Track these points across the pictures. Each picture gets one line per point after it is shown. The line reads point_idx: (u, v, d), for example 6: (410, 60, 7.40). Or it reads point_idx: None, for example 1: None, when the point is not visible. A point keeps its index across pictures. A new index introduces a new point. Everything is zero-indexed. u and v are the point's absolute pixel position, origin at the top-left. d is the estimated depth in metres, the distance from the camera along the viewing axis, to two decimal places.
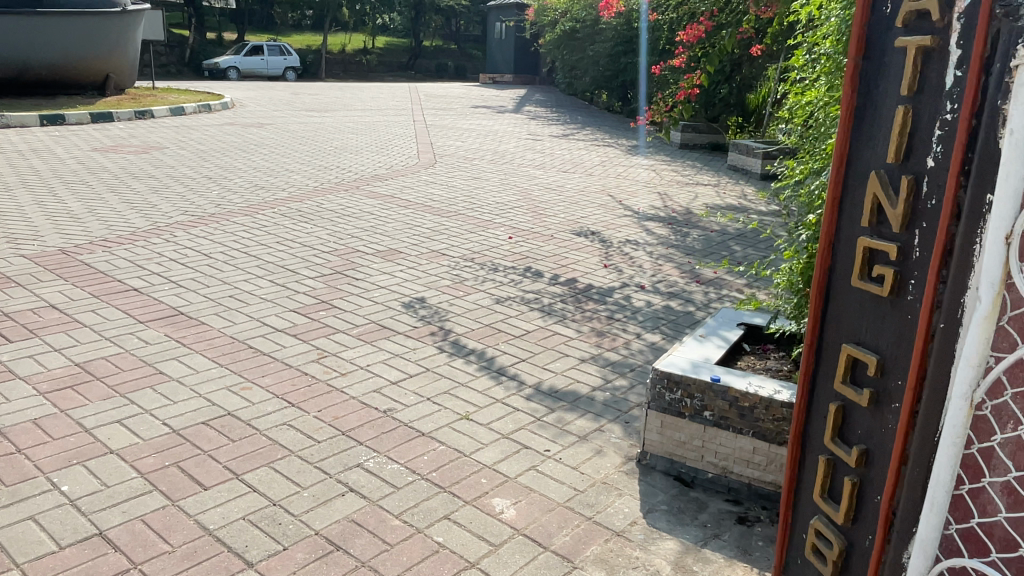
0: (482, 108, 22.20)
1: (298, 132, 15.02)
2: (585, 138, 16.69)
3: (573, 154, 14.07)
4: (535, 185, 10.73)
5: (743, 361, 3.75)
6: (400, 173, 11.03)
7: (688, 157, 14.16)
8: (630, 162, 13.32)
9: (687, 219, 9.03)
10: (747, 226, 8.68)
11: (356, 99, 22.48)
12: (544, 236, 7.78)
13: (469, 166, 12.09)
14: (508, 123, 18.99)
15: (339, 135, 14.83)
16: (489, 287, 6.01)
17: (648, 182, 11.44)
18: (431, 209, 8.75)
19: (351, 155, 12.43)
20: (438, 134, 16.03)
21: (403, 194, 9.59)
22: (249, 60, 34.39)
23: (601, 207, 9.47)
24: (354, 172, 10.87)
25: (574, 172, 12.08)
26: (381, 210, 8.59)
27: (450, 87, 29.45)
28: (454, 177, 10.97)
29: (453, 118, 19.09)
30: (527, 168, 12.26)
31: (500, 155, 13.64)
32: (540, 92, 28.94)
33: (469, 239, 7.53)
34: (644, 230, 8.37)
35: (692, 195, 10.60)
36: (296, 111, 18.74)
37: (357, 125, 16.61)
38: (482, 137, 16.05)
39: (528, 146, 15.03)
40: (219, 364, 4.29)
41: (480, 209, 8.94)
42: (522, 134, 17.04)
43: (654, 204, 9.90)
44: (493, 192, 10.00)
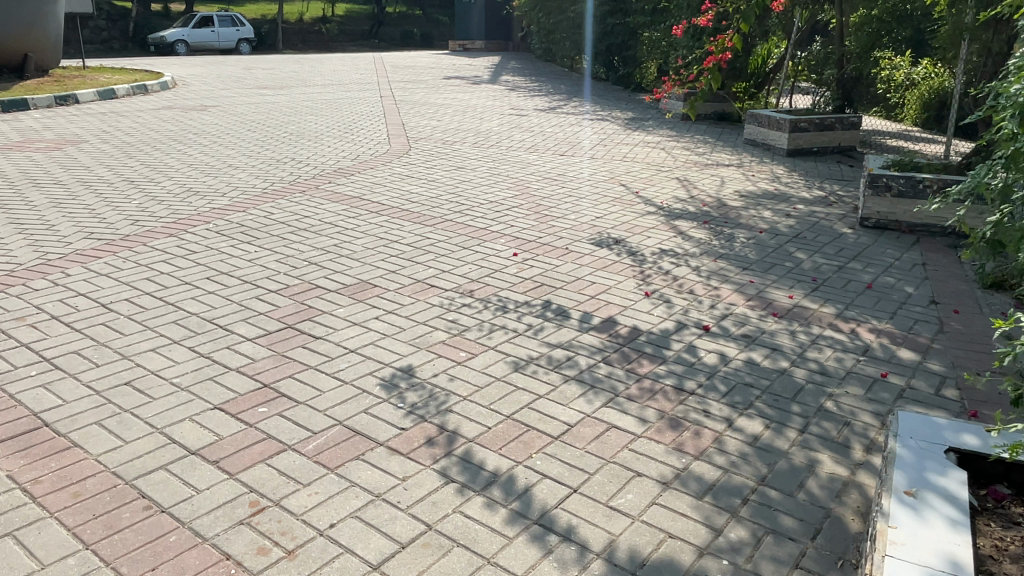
0: (456, 79, 20.23)
1: (248, 115, 13.03)
2: (576, 111, 14.94)
3: (567, 132, 12.34)
4: (530, 175, 9.00)
5: (985, 539, 2.26)
6: (369, 165, 9.26)
7: (697, 131, 12.53)
8: (632, 140, 11.66)
9: (722, 215, 7.42)
10: (798, 222, 7.11)
11: (316, 73, 20.35)
12: (557, 251, 6.13)
13: (450, 152, 10.31)
14: (486, 96, 17.12)
15: (295, 117, 12.88)
16: (502, 343, 4.35)
17: (660, 166, 9.81)
18: (410, 216, 7.01)
19: (310, 143, 10.59)
20: (410, 112, 14.16)
21: (373, 194, 7.82)
22: (198, 33, 31.69)
23: (616, 202, 7.83)
24: (313, 167, 9.04)
25: (573, 156, 10.37)
26: (348, 220, 6.84)
27: (418, 56, 27.30)
28: (433, 168, 9.20)
29: (425, 92, 17.17)
30: (518, 152, 10.53)
31: (484, 136, 11.86)
32: (515, 59, 27.00)
33: (464, 259, 5.83)
34: (677, 233, 6.75)
35: (717, 181, 8.99)
36: (247, 90, 16.65)
37: (317, 105, 14.63)
38: (460, 114, 14.23)
39: (513, 123, 13.28)
40: (79, 548, 2.63)
41: (472, 213, 7.22)
42: (505, 109, 15.23)
43: (677, 193, 8.28)
44: (483, 188, 8.27)
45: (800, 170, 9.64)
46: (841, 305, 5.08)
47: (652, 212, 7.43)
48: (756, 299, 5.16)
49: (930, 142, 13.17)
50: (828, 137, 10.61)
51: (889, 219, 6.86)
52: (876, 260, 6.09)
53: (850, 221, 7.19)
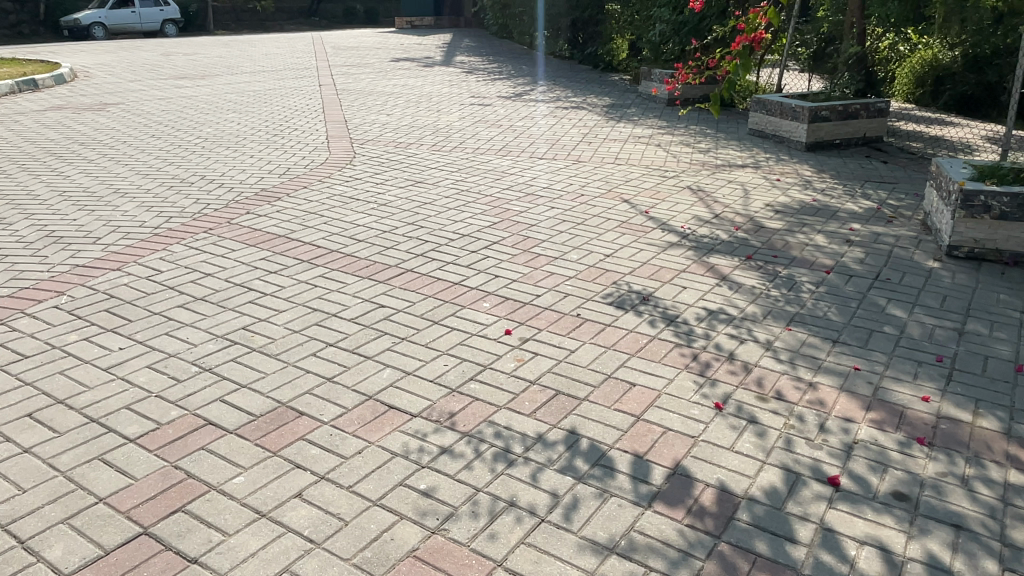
0: (405, 61, 18.08)
1: (156, 115, 10.81)
2: (546, 99, 13.09)
3: (540, 126, 10.51)
4: (507, 192, 7.17)
5: None
6: (301, 182, 7.33)
7: (690, 120, 10.84)
8: (619, 134, 9.92)
9: (764, 244, 5.74)
10: (867, 254, 5.48)
11: (245, 58, 17.91)
12: (566, 321, 4.35)
13: (403, 159, 8.39)
14: (441, 81, 15.11)
15: (214, 116, 10.73)
16: (517, 546, 2.58)
17: (662, 170, 8.08)
18: (354, 267, 5.12)
19: (228, 151, 8.56)
20: (354, 104, 12.11)
21: (304, 230, 5.90)
22: (116, 14, 28.58)
23: (625, 228, 6.09)
24: (226, 189, 7.03)
25: (555, 158, 8.55)
26: (266, 277, 4.92)
27: (361, 35, 24.94)
28: (383, 186, 7.28)
29: (371, 79, 15.04)
30: (487, 155, 8.67)
31: (443, 134, 9.94)
32: (469, 37, 24.95)
33: (435, 346, 4.01)
34: (719, 279, 5.03)
35: (737, 190, 7.31)
36: (161, 80, 14.26)
37: (242, 99, 12.42)
38: (413, 104, 12.27)
39: (476, 115, 11.40)
40: None
41: (437, 256, 5.37)
42: (464, 97, 13.28)
43: (696, 211, 6.56)
44: (450, 213, 6.42)
45: (828, 171, 8.03)
46: (1003, 414, 3.45)
47: (676, 245, 5.69)
48: (878, 407, 3.48)
49: (942, 124, 11.72)
50: (851, 127, 9.07)
51: (987, 247, 5.28)
52: (996, 314, 4.50)
53: (930, 248, 5.60)
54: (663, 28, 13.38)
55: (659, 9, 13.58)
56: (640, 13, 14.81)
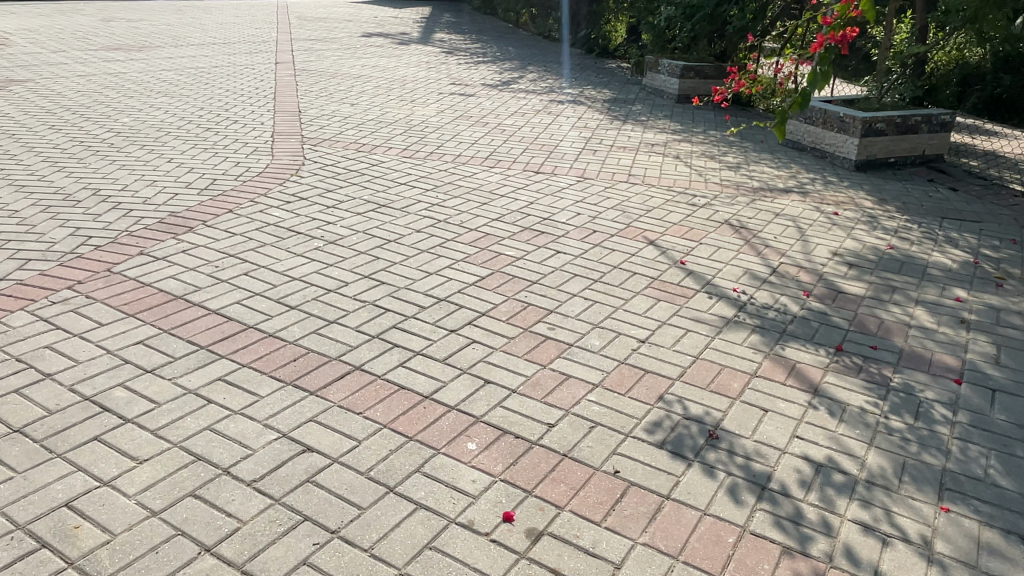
0: (377, 37, 16.14)
1: (67, 98, 8.89)
2: (537, 90, 11.38)
3: (533, 126, 8.85)
4: (495, 222, 5.54)
5: None
6: (226, 202, 5.61)
7: (708, 125, 9.26)
8: (628, 141, 8.30)
9: (852, 322, 4.22)
10: (997, 347, 4.00)
11: (195, 27, 15.78)
12: (597, 490, 2.82)
13: (364, 169, 6.70)
14: (418, 63, 13.29)
15: (139, 101, 8.86)
16: None
17: (689, 194, 6.50)
18: (273, 362, 3.61)
19: (142, 152, 6.77)
20: (313, 88, 10.29)
21: (212, 285, 4.25)
22: None
23: (660, 289, 4.53)
24: (123, 211, 5.31)
25: (555, 173, 6.92)
26: (131, 383, 3.39)
27: (332, 4, 22.77)
28: (334, 210, 5.60)
29: (336, 57, 13.14)
30: (471, 166, 7.01)
31: (417, 133, 8.22)
32: (450, 11, 22.94)
33: (386, 551, 2.54)
34: (812, 391, 3.49)
35: (789, 228, 5.77)
36: (90, 51, 12.24)
37: (179, 77, 10.50)
38: (383, 91, 10.48)
39: (458, 107, 9.68)
40: None
41: (400, 340, 3.83)
42: (443, 83, 11.50)
43: (747, 263, 5.01)
44: (421, 259, 4.80)
45: (892, 202, 6.52)
46: None
47: (734, 322, 4.13)
48: None
49: (992, 134, 10.25)
50: (908, 142, 7.56)
51: None
52: None
53: None
54: (672, 14, 11.66)
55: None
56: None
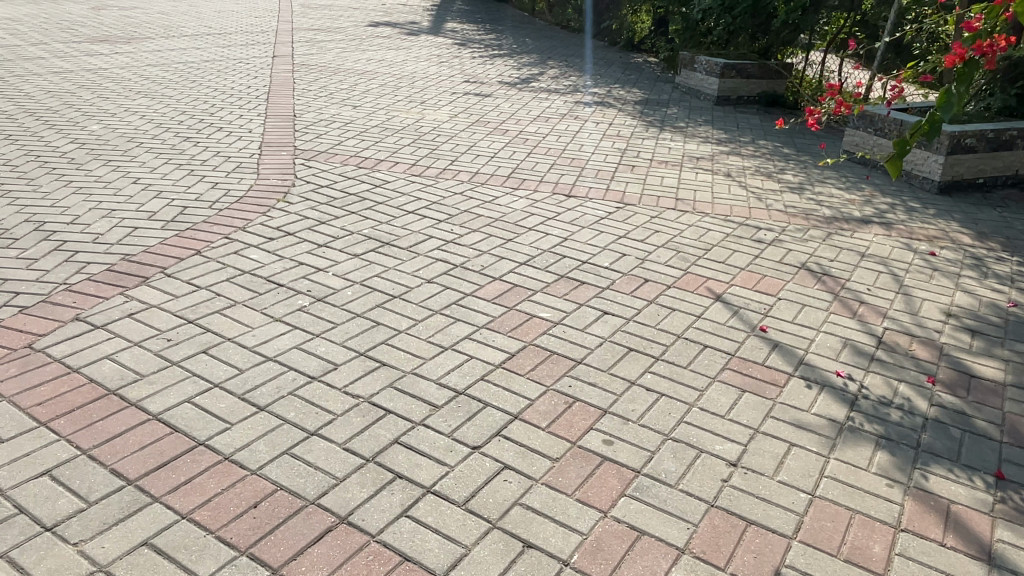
0: (384, 27, 15.07)
1: (31, 94, 7.83)
2: (560, 89, 10.32)
3: (560, 135, 7.80)
4: (522, 269, 4.53)
5: None
6: (195, 240, 4.59)
7: (755, 135, 8.19)
8: (669, 154, 7.25)
9: (1003, 430, 3.20)
10: None
11: (190, 15, 14.68)
12: None
13: (366, 192, 5.69)
14: (429, 57, 12.21)
15: (112, 99, 7.82)
16: None
17: (753, 226, 5.46)
18: (223, 516, 2.47)
19: (105, 170, 5.76)
20: (312, 87, 9.25)
21: (158, 371, 3.24)
22: None
23: (742, 372, 3.52)
24: (64, 254, 4.31)
25: (589, 198, 5.89)
26: (17, 557, 2.30)
27: None
28: (326, 251, 4.59)
29: (339, 50, 12.08)
30: (491, 187, 5.98)
31: (427, 143, 7.19)
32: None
33: None
34: (985, 559, 2.49)
35: (880, 275, 4.73)
36: (69, 39, 11.16)
37: (164, 72, 9.44)
38: (390, 90, 9.44)
39: (473, 111, 8.64)
40: None
41: (405, 468, 2.73)
42: (455, 80, 10.45)
43: (843, 329, 3.99)
44: (432, 325, 3.80)
45: (994, 237, 5.47)
46: None
47: (852, 432, 3.12)
48: None
49: None
50: (1001, 161, 6.47)
51: None
52: None
53: None
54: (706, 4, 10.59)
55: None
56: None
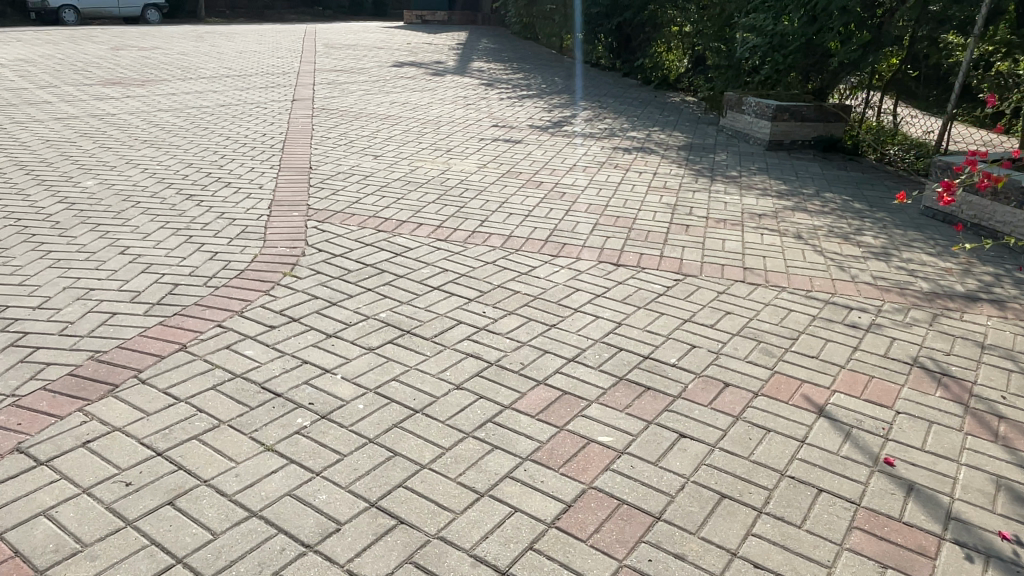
0: (409, 67, 14.57)
1: (28, 143, 7.25)
2: (596, 133, 9.61)
3: (602, 188, 7.04)
4: (570, 367, 3.71)
5: None
6: (182, 330, 3.86)
7: (818, 187, 7.38)
8: (727, 211, 6.45)
9: None
10: None
11: (211, 56, 14.31)
12: None
13: (386, 261, 4.95)
14: (456, 99, 11.61)
15: (115, 148, 7.21)
16: None
17: (841, 305, 4.63)
18: None
19: (92, 235, 5.09)
20: (332, 134, 8.62)
21: (107, 535, 2.47)
22: None
23: (877, 533, 2.68)
24: (22, 351, 3.59)
25: (642, 267, 5.10)
26: None
27: (362, 30, 21.53)
28: (335, 343, 3.83)
29: (361, 92, 11.52)
30: (528, 255, 5.22)
31: (455, 199, 6.47)
32: (488, 37, 21.46)
33: None
34: None
35: (1012, 375, 3.85)
36: (81, 81, 10.70)
37: (175, 117, 8.87)
38: (415, 136, 8.80)
39: (505, 159, 7.94)
40: None
41: None
42: (483, 125, 9.78)
43: (989, 461, 3.14)
44: (462, 456, 2.96)
45: None
46: None
47: None
48: None
49: None
50: None
51: None
52: None
53: None
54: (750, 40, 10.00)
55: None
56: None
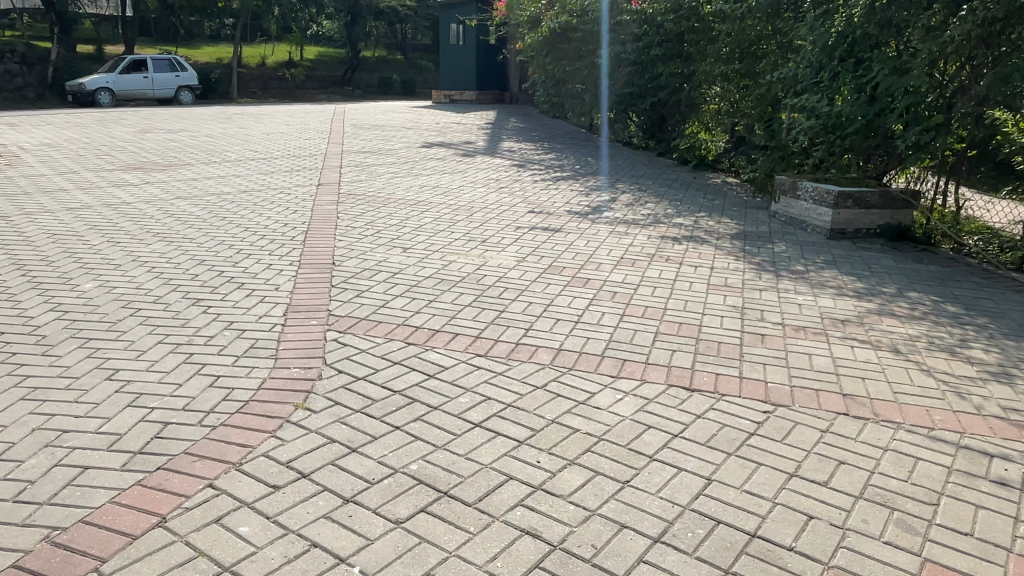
0: (438, 148, 14.26)
1: (33, 237, 6.73)
2: (640, 218, 8.95)
3: (656, 285, 6.27)
4: (658, 554, 2.82)
5: None
6: (165, 492, 3.09)
7: (900, 285, 6.56)
8: (805, 315, 5.63)
9: None
10: None
11: (239, 138, 14.13)
12: None
13: (417, 386, 4.16)
14: (488, 182, 11.12)
15: (124, 243, 6.65)
16: None
17: (979, 453, 3.73)
18: None
19: (80, 353, 4.41)
20: (359, 222, 8.04)
21: None
22: (126, 79, 24.86)
23: None
24: None
25: (722, 393, 4.25)
26: None
27: (391, 110, 21.63)
28: (353, 513, 3.00)
29: (389, 176, 11.07)
30: (583, 376, 4.41)
31: (495, 301, 5.74)
32: (516, 115, 21.42)
33: None
34: None
35: None
36: (103, 166, 10.37)
37: (194, 204, 8.39)
38: (447, 224, 8.20)
39: (546, 251, 7.25)
40: None
41: None
42: (519, 210, 9.18)
43: None
44: None
45: None
46: None
47: None
48: None
49: None
50: None
51: None
52: None
53: None
54: (800, 120, 9.47)
55: (807, 51, 9.32)
56: (787, 52, 10.12)
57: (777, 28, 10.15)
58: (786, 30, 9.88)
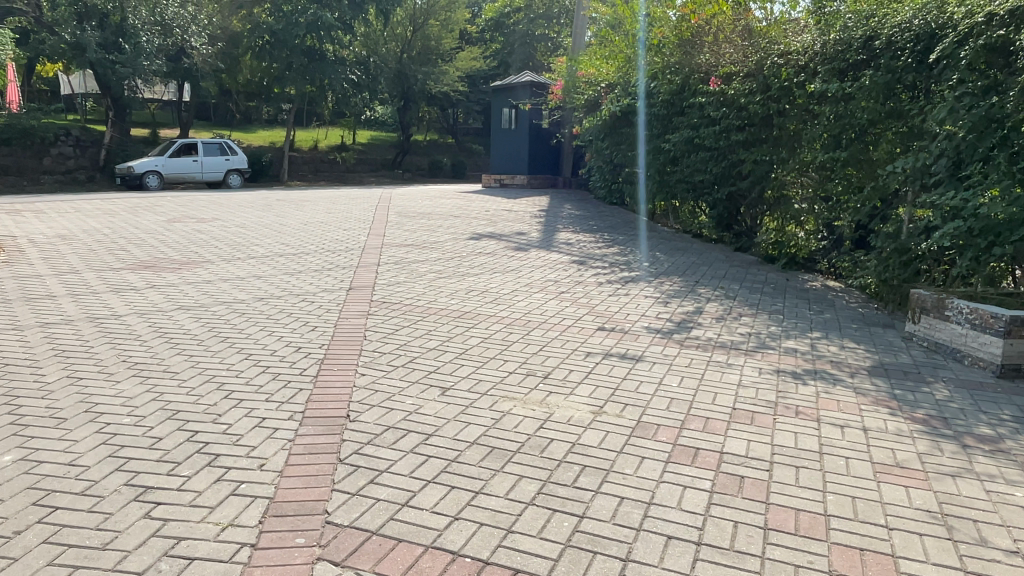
0: (488, 240, 12.85)
1: None
2: (740, 341, 7.14)
3: (796, 461, 4.42)
4: None
5: None
6: None
7: None
8: None
9: None
10: None
11: (274, 228, 13.00)
12: None
13: None
14: (547, 285, 9.50)
15: (85, 380, 5.16)
16: None
17: None
18: None
19: None
20: (391, 345, 6.43)
21: None
22: (175, 163, 24.61)
23: None
24: None
25: None
26: None
27: (440, 195, 20.58)
28: None
29: (432, 277, 9.56)
30: None
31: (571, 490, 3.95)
32: (572, 202, 20.11)
33: None
34: None
35: None
36: (110, 265, 9.16)
37: (195, 317, 6.95)
38: (499, 348, 6.52)
39: (630, 393, 5.47)
40: None
41: None
42: (586, 326, 7.47)
43: None
44: None
45: None
46: None
47: None
48: None
49: None
50: None
51: None
52: None
53: None
54: (934, 220, 7.67)
55: (942, 137, 7.63)
56: (913, 138, 8.43)
57: (898, 108, 8.55)
58: (912, 111, 8.25)
